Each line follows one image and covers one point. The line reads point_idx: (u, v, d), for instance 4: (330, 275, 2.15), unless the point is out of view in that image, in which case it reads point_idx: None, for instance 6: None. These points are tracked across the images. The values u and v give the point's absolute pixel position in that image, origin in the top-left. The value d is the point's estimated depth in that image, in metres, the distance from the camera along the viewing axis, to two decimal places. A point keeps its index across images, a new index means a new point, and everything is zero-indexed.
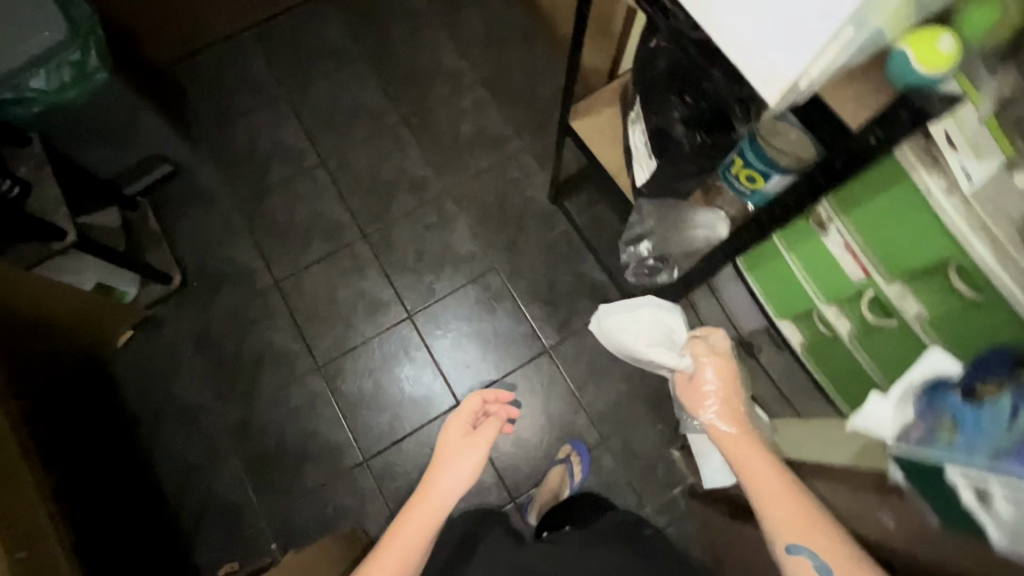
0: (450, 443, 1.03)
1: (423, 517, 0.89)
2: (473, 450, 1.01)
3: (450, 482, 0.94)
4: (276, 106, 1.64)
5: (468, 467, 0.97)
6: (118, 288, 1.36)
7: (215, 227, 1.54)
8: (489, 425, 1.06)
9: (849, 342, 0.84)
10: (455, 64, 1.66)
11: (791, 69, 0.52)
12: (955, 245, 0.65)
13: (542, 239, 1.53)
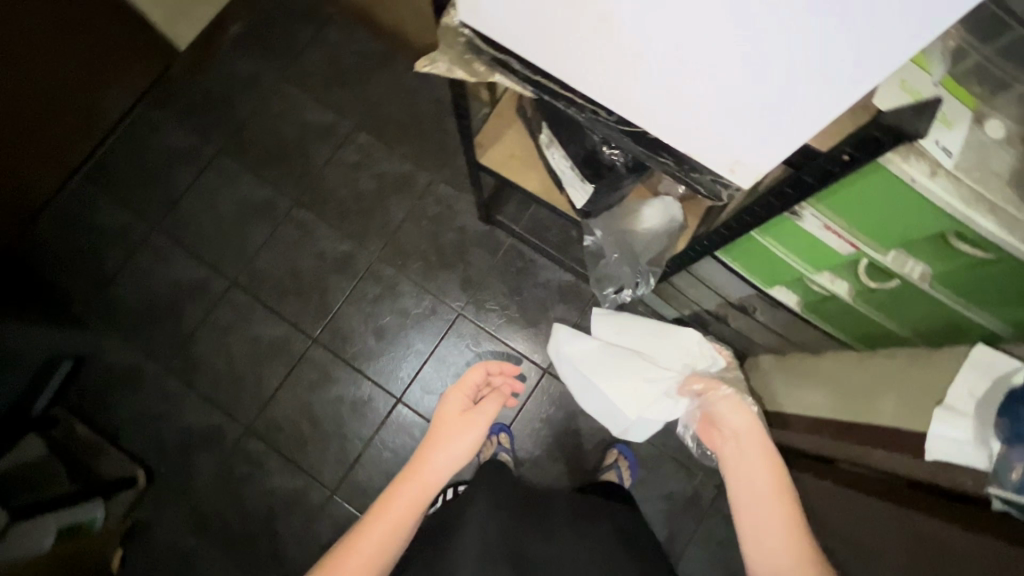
0: (446, 421, 0.88)
1: (406, 497, 0.77)
2: (464, 430, 0.86)
3: (443, 463, 0.81)
4: (152, 244, 1.45)
5: (461, 445, 0.85)
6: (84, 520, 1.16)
7: (152, 400, 1.38)
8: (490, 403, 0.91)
9: (859, 305, 0.74)
10: (323, 121, 1.50)
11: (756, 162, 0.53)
12: (949, 220, 0.51)
13: (493, 264, 1.45)
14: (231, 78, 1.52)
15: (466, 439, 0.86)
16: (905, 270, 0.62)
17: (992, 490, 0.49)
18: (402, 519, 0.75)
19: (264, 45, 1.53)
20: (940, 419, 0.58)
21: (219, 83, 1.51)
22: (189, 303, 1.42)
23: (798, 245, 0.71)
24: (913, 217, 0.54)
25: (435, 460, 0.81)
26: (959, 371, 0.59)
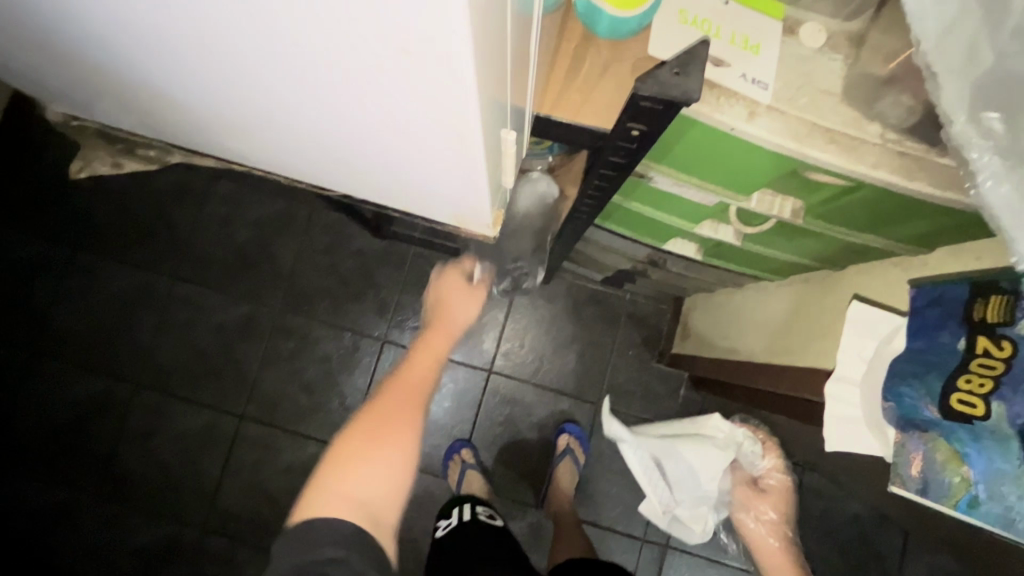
0: (454, 299, 0.93)
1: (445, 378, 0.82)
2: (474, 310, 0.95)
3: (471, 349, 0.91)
4: (33, 371, 1.30)
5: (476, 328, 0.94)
6: None
7: (94, 534, 1.27)
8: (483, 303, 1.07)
9: (745, 242, 0.71)
10: (172, 181, 1.34)
11: (483, 208, 0.58)
12: (781, 158, 0.49)
13: (404, 278, 1.34)
14: (54, 164, 1.33)
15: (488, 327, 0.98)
16: (775, 209, 0.58)
17: (897, 488, 0.56)
18: (425, 382, 0.79)
19: None
20: (835, 398, 0.60)
21: (43, 175, 1.33)
22: (97, 421, 1.29)
23: (665, 202, 0.67)
24: (749, 161, 0.51)
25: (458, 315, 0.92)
26: (843, 336, 0.60)
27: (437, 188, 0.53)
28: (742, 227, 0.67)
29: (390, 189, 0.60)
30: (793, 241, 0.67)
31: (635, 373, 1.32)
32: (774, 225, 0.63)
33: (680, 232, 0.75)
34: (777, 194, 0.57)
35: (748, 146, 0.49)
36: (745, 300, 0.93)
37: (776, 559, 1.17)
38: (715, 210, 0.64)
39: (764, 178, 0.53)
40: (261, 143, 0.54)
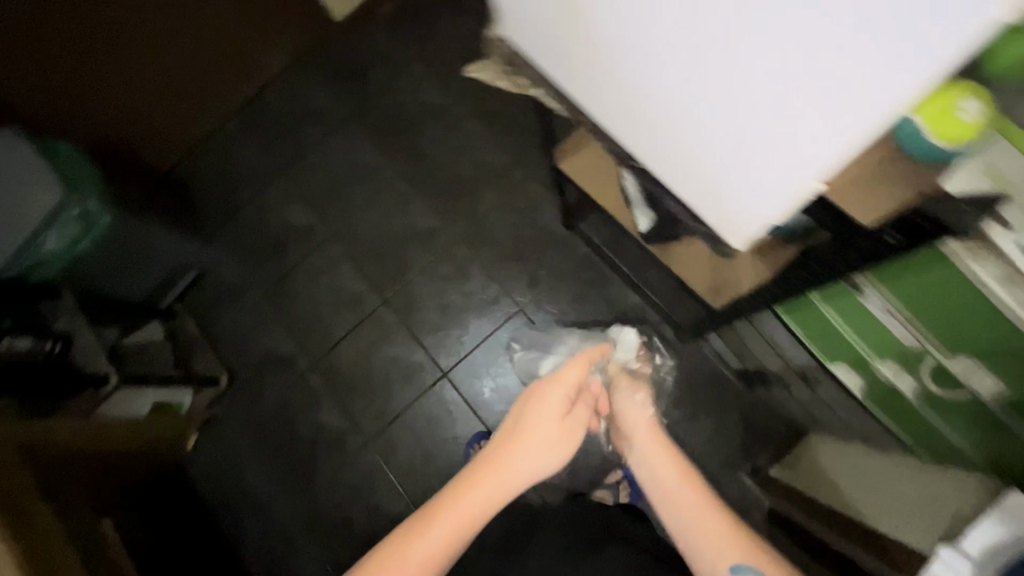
0: (547, 416, 0.95)
1: (496, 483, 0.88)
2: (543, 398, 0.97)
3: (533, 463, 0.91)
4: (278, 185, 1.65)
5: (548, 443, 0.93)
6: (175, 401, 1.41)
7: (248, 321, 1.57)
8: (546, 395, 0.97)
9: (919, 401, 0.79)
10: (440, 102, 1.61)
11: (753, 231, 0.70)
12: (1014, 329, 0.61)
13: (563, 268, 1.46)
14: (373, 51, 1.67)
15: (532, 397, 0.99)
16: (974, 379, 0.69)
17: None
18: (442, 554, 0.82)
19: (405, 27, 1.66)
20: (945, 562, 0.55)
21: (361, 54, 1.67)
22: (295, 243, 1.61)
23: (863, 323, 0.78)
24: (977, 318, 0.63)
25: (518, 461, 0.90)
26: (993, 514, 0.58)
27: (732, 196, 0.67)
28: (924, 384, 0.77)
29: (680, 186, 0.76)
30: (962, 418, 0.75)
31: (718, 470, 1.28)
32: (963, 396, 0.72)
33: (859, 359, 0.85)
34: (986, 368, 0.67)
35: (987, 299, 0.61)
36: (850, 453, 0.95)
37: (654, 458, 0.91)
38: (911, 352, 0.75)
39: (990, 342, 0.64)
40: (656, 111, 0.65)
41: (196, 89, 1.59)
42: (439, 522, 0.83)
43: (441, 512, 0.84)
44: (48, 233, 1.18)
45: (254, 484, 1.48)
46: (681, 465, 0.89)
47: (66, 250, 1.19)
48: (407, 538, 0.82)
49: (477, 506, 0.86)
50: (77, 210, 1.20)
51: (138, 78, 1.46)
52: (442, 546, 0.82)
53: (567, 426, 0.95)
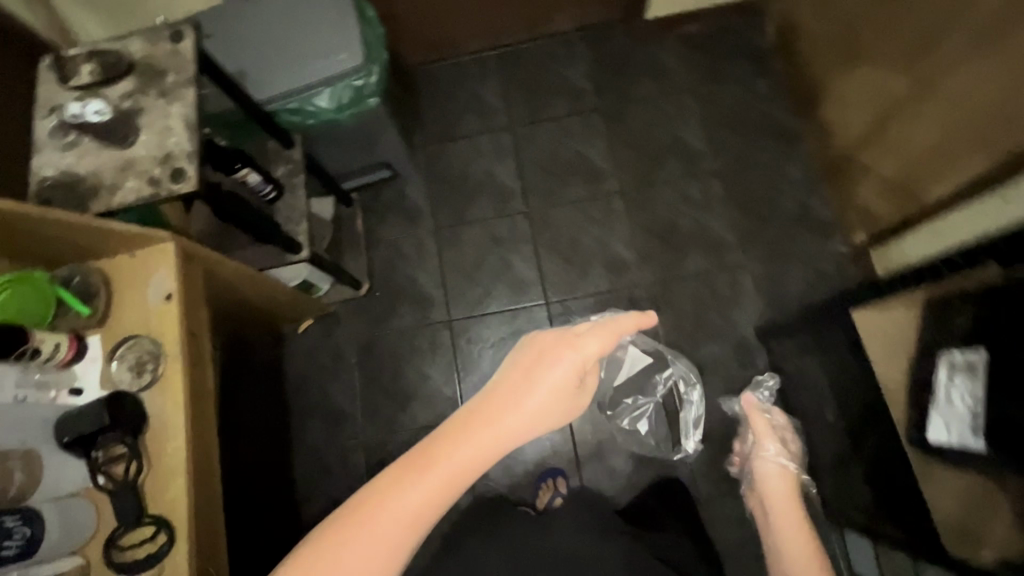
0: (540, 369, 0.73)
1: (473, 449, 0.68)
2: (550, 362, 0.73)
3: (516, 425, 0.70)
4: (498, 135, 1.58)
5: (541, 410, 0.71)
6: (315, 285, 1.37)
7: (408, 245, 1.52)
8: (540, 362, 0.73)
9: None
10: (696, 145, 1.51)
11: None
12: None
13: (733, 374, 1.37)
14: (654, 61, 1.58)
15: (521, 355, 0.75)
16: None
17: None
18: (423, 516, 0.67)
19: (699, 56, 1.57)
20: None
21: (644, 58, 1.59)
22: (487, 197, 1.54)
23: None
24: None
25: (502, 418, 0.70)
26: None
27: None
28: None
29: None
30: None
31: None
32: None
33: None
34: None
35: None
36: None
37: (782, 489, 1.12)
38: None
39: None
40: None
41: (478, 10, 1.52)
42: (416, 486, 0.67)
43: (420, 473, 0.68)
44: (326, 90, 1.10)
45: (339, 400, 1.43)
46: (796, 509, 1.08)
47: (331, 112, 1.13)
48: (372, 503, 0.67)
49: (454, 469, 0.68)
50: (359, 82, 1.11)
51: None
52: (417, 512, 0.67)
53: (570, 402, 0.74)
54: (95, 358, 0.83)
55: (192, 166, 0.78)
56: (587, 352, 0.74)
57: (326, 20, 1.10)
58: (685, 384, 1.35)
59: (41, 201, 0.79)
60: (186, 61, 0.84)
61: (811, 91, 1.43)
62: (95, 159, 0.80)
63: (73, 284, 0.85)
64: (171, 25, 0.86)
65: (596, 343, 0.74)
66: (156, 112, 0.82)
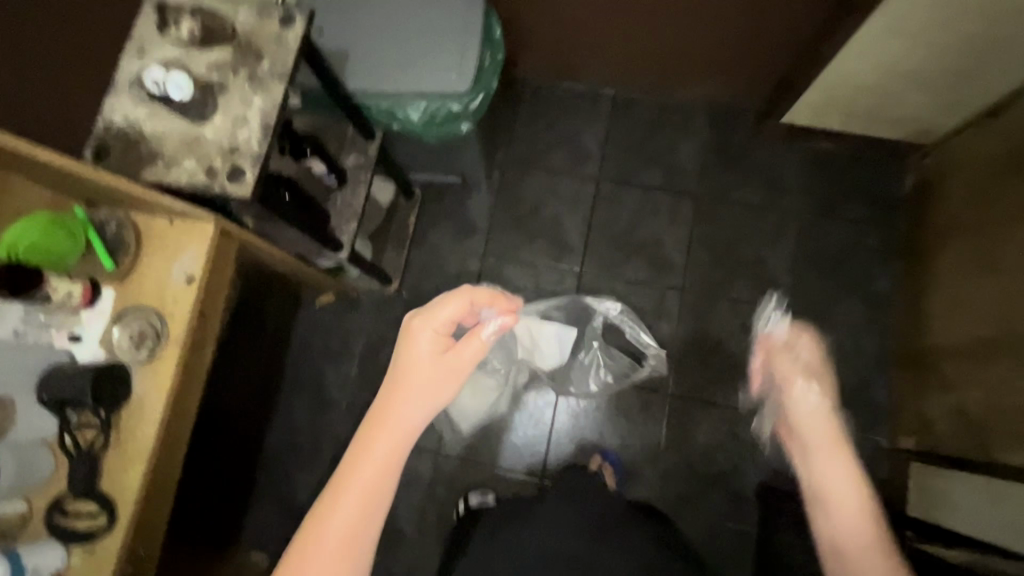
0: (409, 350, 0.62)
1: (377, 455, 0.58)
2: (408, 346, 0.63)
3: (412, 410, 0.60)
4: (581, 182, 1.50)
5: (424, 389, 0.61)
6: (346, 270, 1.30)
7: (451, 258, 1.47)
8: (400, 348, 0.63)
9: None
10: (776, 273, 1.41)
11: None
12: None
13: (716, 519, 1.30)
14: (770, 167, 1.46)
15: (389, 350, 0.65)
16: None
17: None
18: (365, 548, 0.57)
19: (817, 180, 1.44)
20: None
21: (761, 160, 1.47)
22: (546, 241, 1.47)
23: None
24: None
25: (394, 411, 0.59)
26: None
27: None
28: None
29: None
30: None
31: None
32: None
33: None
34: None
35: None
36: None
37: (818, 420, 0.73)
38: None
39: None
40: None
41: (610, 49, 1.41)
42: (338, 509, 0.57)
43: (335, 491, 0.58)
44: (421, 104, 1.02)
45: (330, 384, 1.41)
46: (838, 442, 0.71)
47: (419, 125, 1.07)
48: (302, 547, 0.56)
49: (364, 482, 0.58)
50: (456, 108, 1.04)
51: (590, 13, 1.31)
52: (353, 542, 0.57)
53: (454, 369, 0.63)
54: (102, 314, 0.81)
55: (253, 171, 0.74)
56: (441, 318, 0.64)
57: (448, 31, 1.02)
58: (636, 365, 1.35)
59: (98, 148, 0.76)
60: (287, 53, 0.78)
61: (920, 267, 1.30)
62: (165, 124, 0.76)
63: (108, 232, 0.82)
64: (287, 6, 0.80)
65: (452, 306, 0.64)
66: (239, 97, 0.76)
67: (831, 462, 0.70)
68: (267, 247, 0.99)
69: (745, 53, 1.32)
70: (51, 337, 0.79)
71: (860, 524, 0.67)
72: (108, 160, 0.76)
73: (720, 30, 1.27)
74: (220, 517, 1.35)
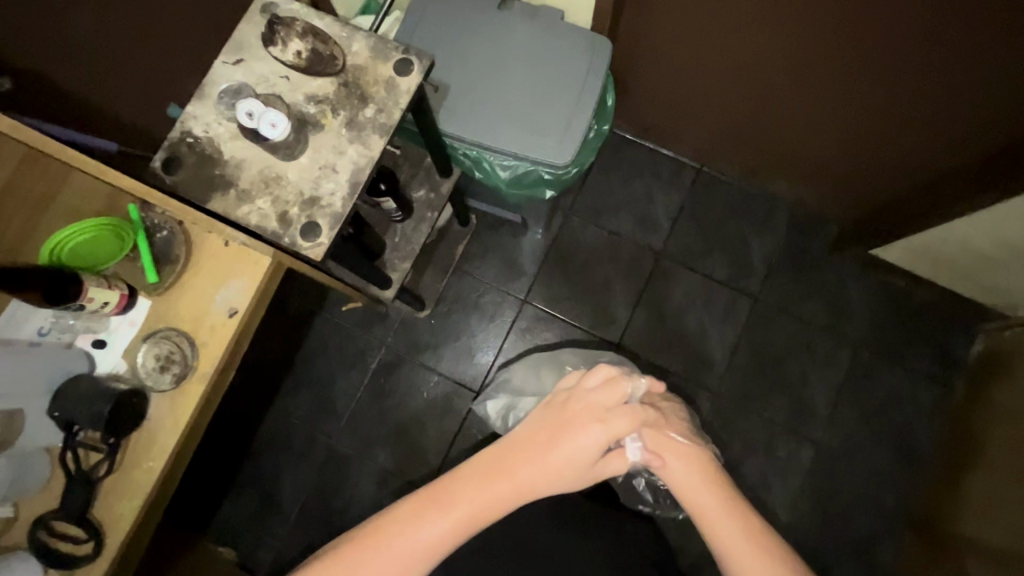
0: (574, 433, 0.69)
1: (494, 495, 0.67)
2: (569, 430, 0.69)
3: (545, 479, 0.68)
4: (642, 252, 1.42)
5: (560, 473, 0.68)
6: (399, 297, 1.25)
7: (490, 295, 1.40)
8: (563, 425, 0.69)
9: None
10: (816, 400, 1.34)
11: None
12: None
13: None
14: (840, 289, 1.38)
15: (545, 416, 0.71)
16: None
17: None
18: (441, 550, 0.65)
19: (883, 316, 1.37)
20: None
21: (832, 279, 1.39)
22: (590, 304, 1.40)
23: None
24: None
25: (532, 466, 0.68)
26: None
27: None
28: None
29: None
30: None
31: None
32: None
33: None
34: None
35: None
36: None
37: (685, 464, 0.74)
38: None
39: None
40: None
41: (711, 127, 1.32)
42: (437, 523, 0.65)
43: (441, 509, 0.66)
44: (512, 163, 0.96)
45: (336, 393, 1.36)
46: (700, 466, 0.74)
47: (501, 181, 0.99)
48: (390, 530, 0.65)
49: (475, 508, 0.66)
50: (547, 176, 0.97)
51: (705, 90, 1.22)
52: (436, 545, 0.65)
53: (588, 470, 0.70)
54: (133, 324, 0.75)
55: (329, 232, 0.67)
56: (615, 431, 0.70)
57: (560, 98, 0.95)
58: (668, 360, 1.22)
59: (168, 156, 0.69)
60: (394, 103, 0.70)
61: (966, 440, 1.24)
62: (245, 150, 0.69)
63: (157, 237, 0.76)
64: (406, 49, 0.72)
65: (625, 423, 0.70)
66: (331, 142, 0.69)
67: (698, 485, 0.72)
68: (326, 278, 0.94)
69: (851, 174, 1.24)
70: (75, 340, 0.73)
71: (756, 572, 0.65)
72: (177, 174, 0.69)
73: (837, 145, 1.18)
74: (196, 498, 1.32)
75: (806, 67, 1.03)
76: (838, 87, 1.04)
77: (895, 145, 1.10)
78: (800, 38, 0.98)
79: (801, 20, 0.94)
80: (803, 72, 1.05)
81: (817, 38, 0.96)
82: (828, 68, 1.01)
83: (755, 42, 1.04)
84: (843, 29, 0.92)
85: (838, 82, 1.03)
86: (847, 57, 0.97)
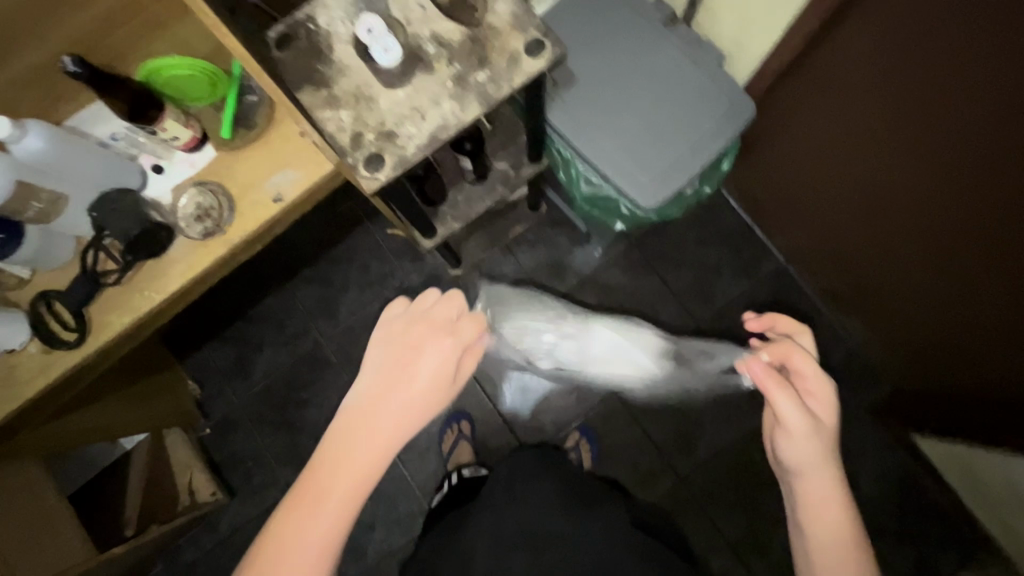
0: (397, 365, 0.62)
1: (362, 460, 0.58)
2: (404, 360, 0.62)
3: (404, 411, 0.60)
4: (685, 317, 1.36)
5: (417, 397, 0.60)
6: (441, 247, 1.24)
7: (523, 284, 1.38)
8: (397, 360, 0.62)
9: None
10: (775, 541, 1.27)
11: None
12: None
13: None
14: (856, 452, 1.30)
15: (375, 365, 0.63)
16: None
17: None
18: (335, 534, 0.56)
19: (884, 501, 1.27)
20: None
21: (853, 439, 1.30)
22: None
23: None
24: None
25: (389, 404, 0.60)
26: None
27: None
28: None
29: None
30: None
31: None
32: None
33: None
34: None
35: None
36: None
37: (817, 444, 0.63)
38: None
39: None
40: None
41: (815, 234, 1.22)
42: (314, 511, 0.56)
43: (311, 490, 0.57)
44: (597, 181, 0.93)
45: (343, 302, 1.40)
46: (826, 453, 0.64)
47: (580, 192, 0.97)
48: (277, 537, 0.56)
49: (349, 487, 0.57)
50: (624, 209, 0.95)
51: (829, 194, 1.12)
52: (331, 528, 0.56)
53: (442, 379, 0.62)
54: (192, 165, 0.78)
55: (391, 171, 0.67)
56: (443, 337, 0.63)
57: (677, 141, 0.90)
58: None
59: (284, 32, 0.70)
60: (509, 78, 0.68)
61: None
62: (355, 59, 0.69)
63: (247, 99, 0.78)
64: (546, 31, 0.68)
65: (449, 325, 0.64)
66: (432, 89, 0.68)
67: (818, 457, 0.63)
68: (380, 205, 0.92)
69: (928, 350, 1.13)
70: (138, 156, 0.78)
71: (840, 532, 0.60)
72: (285, 53, 0.69)
73: (933, 316, 1.07)
74: (187, 329, 1.40)
75: (938, 218, 0.93)
76: (960, 263, 0.94)
77: (987, 347, 0.99)
78: (948, 188, 0.87)
79: (960, 177, 0.84)
80: (933, 224, 0.94)
81: (966, 205, 0.86)
82: (962, 239, 0.91)
83: (904, 175, 0.93)
84: (996, 204, 0.82)
85: (966, 259, 0.93)
86: (987, 240, 0.87)
